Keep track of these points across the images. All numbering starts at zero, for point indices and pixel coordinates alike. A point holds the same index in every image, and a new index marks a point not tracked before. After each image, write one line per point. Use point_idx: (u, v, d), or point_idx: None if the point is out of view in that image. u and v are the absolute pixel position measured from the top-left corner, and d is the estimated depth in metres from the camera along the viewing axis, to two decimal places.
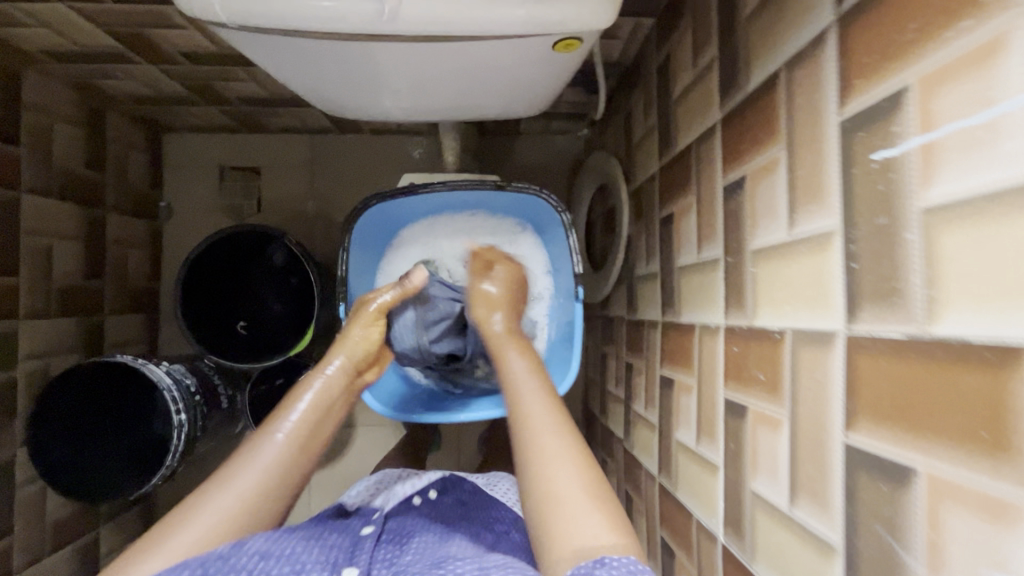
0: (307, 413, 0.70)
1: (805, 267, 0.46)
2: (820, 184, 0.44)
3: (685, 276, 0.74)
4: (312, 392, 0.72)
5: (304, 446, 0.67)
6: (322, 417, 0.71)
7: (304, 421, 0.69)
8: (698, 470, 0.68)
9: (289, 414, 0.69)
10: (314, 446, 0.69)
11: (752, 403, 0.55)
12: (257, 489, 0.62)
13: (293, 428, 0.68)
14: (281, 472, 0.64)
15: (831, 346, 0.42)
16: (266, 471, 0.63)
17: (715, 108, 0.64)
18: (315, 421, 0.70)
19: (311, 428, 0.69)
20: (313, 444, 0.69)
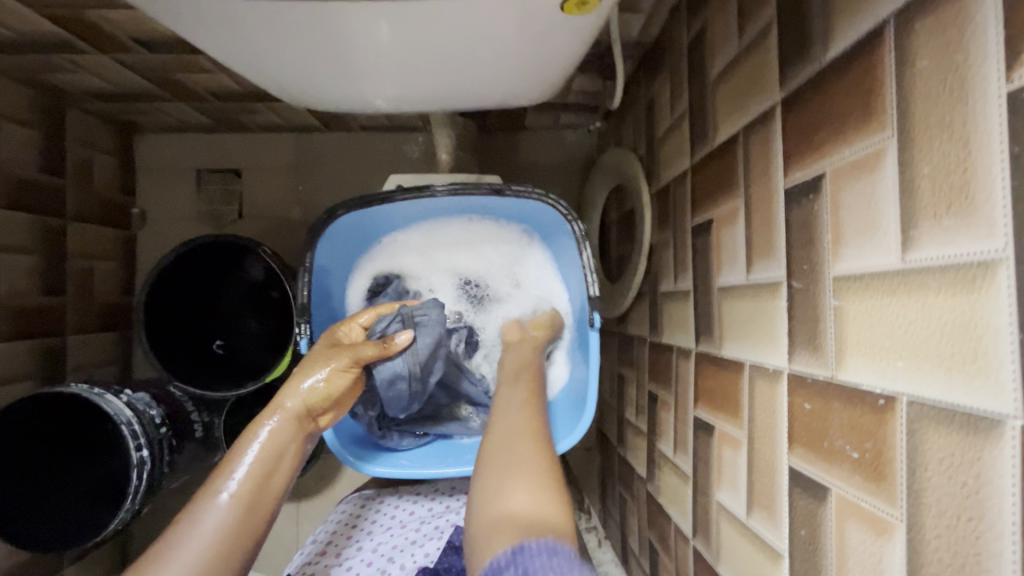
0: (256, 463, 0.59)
1: (934, 310, 0.31)
2: (965, 189, 0.29)
3: (728, 300, 0.59)
4: (260, 441, 0.60)
5: (257, 502, 0.57)
6: (276, 464, 0.60)
7: (253, 473, 0.58)
8: (749, 548, 0.53)
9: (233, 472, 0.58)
10: (270, 499, 0.58)
11: (833, 483, 0.40)
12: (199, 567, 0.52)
13: (239, 487, 0.57)
14: (230, 541, 0.54)
15: (994, 437, 0.27)
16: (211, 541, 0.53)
17: (772, 88, 0.50)
18: (268, 470, 0.59)
19: (265, 479, 0.58)
20: (268, 498, 0.58)
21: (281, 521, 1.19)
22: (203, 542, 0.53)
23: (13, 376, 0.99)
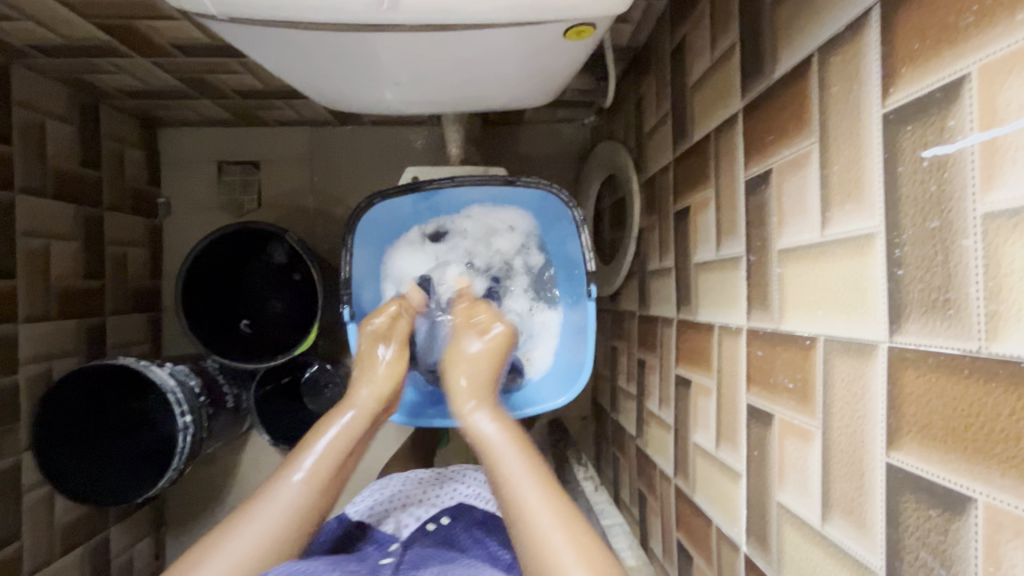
0: (331, 455, 0.61)
1: (840, 271, 0.43)
2: (858, 182, 0.40)
3: (703, 273, 0.71)
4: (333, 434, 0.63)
5: (323, 488, 0.60)
6: (347, 453, 0.63)
7: (325, 460, 0.61)
8: (717, 475, 0.65)
9: (308, 454, 0.61)
10: (334, 488, 0.61)
11: (778, 410, 0.52)
12: (271, 535, 0.55)
13: (313, 468, 0.60)
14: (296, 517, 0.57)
15: (871, 357, 0.39)
16: (285, 513, 0.57)
17: (736, 98, 0.61)
18: (338, 463, 0.62)
19: (336, 470, 0.61)
20: (333, 489, 0.61)
21: None
22: (276, 514, 0.56)
23: (63, 352, 1.10)
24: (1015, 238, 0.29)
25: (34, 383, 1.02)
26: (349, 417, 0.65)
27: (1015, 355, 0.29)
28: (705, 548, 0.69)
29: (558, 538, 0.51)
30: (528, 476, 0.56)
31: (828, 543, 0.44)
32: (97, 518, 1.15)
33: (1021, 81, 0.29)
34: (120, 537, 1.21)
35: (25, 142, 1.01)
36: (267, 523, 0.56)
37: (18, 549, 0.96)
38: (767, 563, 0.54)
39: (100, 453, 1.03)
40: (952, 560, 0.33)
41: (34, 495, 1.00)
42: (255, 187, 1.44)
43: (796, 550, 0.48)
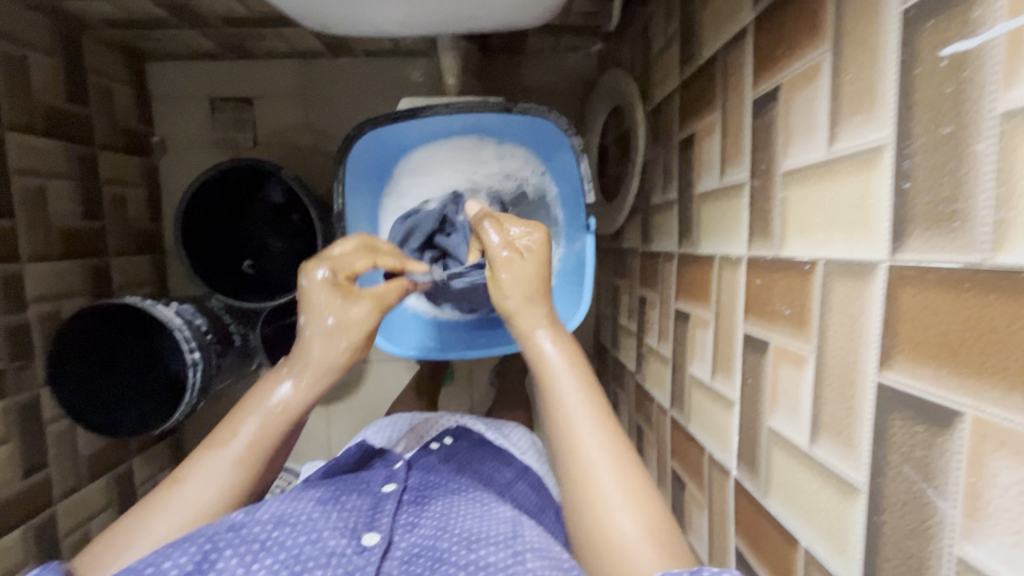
0: (277, 421, 0.59)
1: (845, 189, 0.41)
2: (871, 90, 0.37)
3: (706, 204, 0.68)
4: (273, 405, 0.59)
5: (260, 463, 0.57)
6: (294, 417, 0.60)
7: (262, 431, 0.58)
8: (711, 404, 0.66)
9: (242, 428, 0.57)
10: (276, 458, 0.59)
11: (773, 337, 0.51)
12: (211, 502, 0.54)
13: (251, 442, 0.57)
14: (238, 483, 0.56)
15: (871, 277, 0.38)
16: (220, 493, 0.55)
17: (747, 8, 0.56)
18: (279, 438, 0.59)
19: (277, 444, 0.58)
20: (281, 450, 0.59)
21: (314, 420, 1.28)
22: (210, 489, 0.54)
23: (70, 291, 1.11)
24: None
25: (45, 322, 1.04)
26: (288, 389, 0.60)
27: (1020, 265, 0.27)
28: (697, 473, 0.70)
29: (593, 445, 0.52)
30: (579, 401, 0.56)
31: (814, 464, 0.44)
32: (119, 450, 1.21)
33: None
34: (141, 468, 1.27)
35: (9, 76, 0.97)
36: (205, 496, 0.54)
37: (47, 476, 1.01)
38: (755, 486, 0.55)
39: (115, 389, 1.05)
40: (934, 473, 0.33)
41: (55, 427, 1.04)
42: (251, 123, 1.38)
43: (783, 471, 0.49)
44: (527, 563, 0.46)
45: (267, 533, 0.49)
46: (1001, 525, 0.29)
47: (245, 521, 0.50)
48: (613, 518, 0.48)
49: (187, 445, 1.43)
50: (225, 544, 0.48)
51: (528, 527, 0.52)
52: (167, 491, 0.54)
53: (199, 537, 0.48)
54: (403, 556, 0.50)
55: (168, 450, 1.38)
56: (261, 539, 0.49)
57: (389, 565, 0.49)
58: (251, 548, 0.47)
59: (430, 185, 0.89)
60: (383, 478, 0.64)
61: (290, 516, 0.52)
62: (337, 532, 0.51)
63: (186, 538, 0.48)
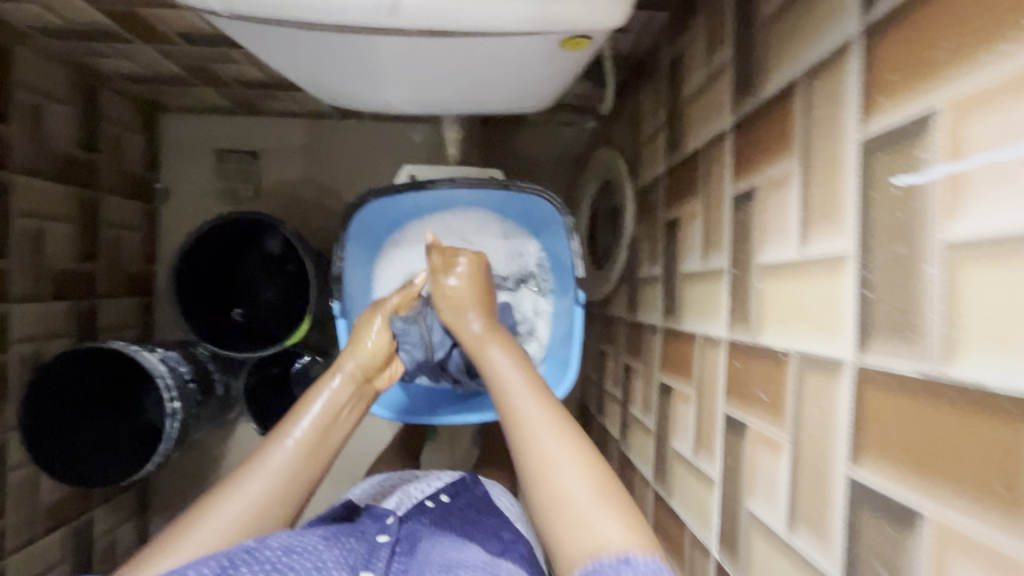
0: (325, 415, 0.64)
1: (814, 290, 0.44)
2: (835, 205, 0.42)
3: (688, 283, 0.72)
4: (321, 401, 0.65)
5: (316, 446, 0.62)
6: (339, 413, 0.66)
7: (321, 422, 0.63)
8: (693, 481, 0.67)
9: (300, 419, 0.63)
10: (330, 446, 0.64)
11: (752, 421, 0.53)
12: (266, 496, 0.57)
13: (303, 433, 0.62)
14: (295, 470, 0.60)
15: (839, 373, 0.40)
16: (282, 474, 0.59)
17: (725, 114, 0.62)
18: (331, 423, 0.64)
19: (328, 431, 0.64)
20: (328, 447, 0.63)
21: None
22: (275, 471, 0.59)
23: (54, 333, 1.10)
24: (974, 269, 0.30)
25: (24, 364, 1.02)
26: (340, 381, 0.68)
27: (967, 380, 0.30)
28: (679, 551, 0.70)
29: (547, 439, 0.54)
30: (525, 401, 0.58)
31: (791, 552, 0.45)
32: (82, 500, 1.15)
33: (989, 118, 0.30)
34: (101, 520, 1.21)
35: (24, 124, 1.01)
36: (265, 483, 0.58)
37: (1, 528, 0.96)
38: (735, 569, 0.55)
39: (85, 436, 1.02)
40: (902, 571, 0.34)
41: (19, 475, 1.00)
42: (255, 175, 1.41)
43: (762, 557, 0.50)
44: None
45: (278, 557, 0.49)
46: None
47: (257, 547, 0.50)
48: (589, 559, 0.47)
49: (153, 496, 1.37)
50: (239, 564, 0.47)
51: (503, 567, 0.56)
52: (237, 475, 0.59)
53: (219, 556, 0.48)
54: None
55: (133, 500, 1.32)
56: (271, 561, 0.49)
57: None
58: (264, 569, 0.47)
59: (427, 249, 0.93)
60: (377, 529, 0.63)
61: (296, 545, 0.52)
62: (340, 566, 0.52)
63: (202, 558, 0.47)
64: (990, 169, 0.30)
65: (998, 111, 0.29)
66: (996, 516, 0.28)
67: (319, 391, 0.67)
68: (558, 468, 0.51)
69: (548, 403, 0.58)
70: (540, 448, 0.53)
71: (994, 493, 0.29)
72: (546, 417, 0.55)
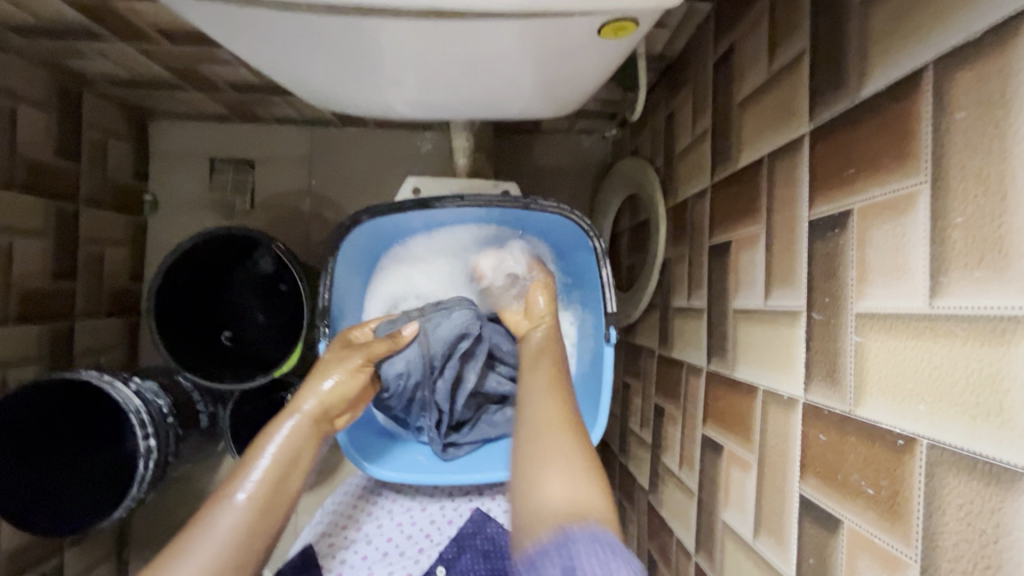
0: (281, 460, 0.59)
1: (958, 360, 0.32)
2: (999, 244, 0.30)
3: (743, 323, 0.60)
4: (277, 445, 0.59)
5: (270, 502, 0.57)
6: (295, 458, 0.60)
7: (275, 472, 0.58)
8: (753, 569, 0.54)
9: (251, 471, 0.57)
10: (284, 499, 0.58)
11: (847, 517, 0.41)
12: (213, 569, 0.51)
13: (257, 488, 0.56)
14: (247, 533, 0.54)
15: (1017, 489, 0.28)
16: (233, 540, 0.53)
17: (799, 119, 0.50)
18: (285, 471, 0.59)
19: (283, 481, 0.58)
20: (282, 500, 0.58)
21: None
22: (222, 538, 0.53)
23: (23, 359, 1.00)
24: None
25: None
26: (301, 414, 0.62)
27: None
28: None
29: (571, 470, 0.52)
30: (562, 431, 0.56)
31: None
32: (51, 542, 1.05)
33: None
34: (72, 563, 1.10)
35: None
36: (212, 554, 0.52)
37: None
38: None
39: (49, 477, 0.92)
40: None
41: None
42: (249, 185, 1.31)
43: None
44: None
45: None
46: None
47: None
48: None
49: (134, 532, 1.26)
50: None
51: None
52: (177, 546, 0.52)
53: None
54: None
55: (111, 538, 1.21)
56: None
57: None
58: None
59: (440, 266, 0.82)
60: None
61: None
62: None
63: None
64: None
65: None
66: None
67: (270, 438, 0.60)
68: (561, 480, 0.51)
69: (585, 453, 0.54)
70: (547, 472, 0.52)
71: None
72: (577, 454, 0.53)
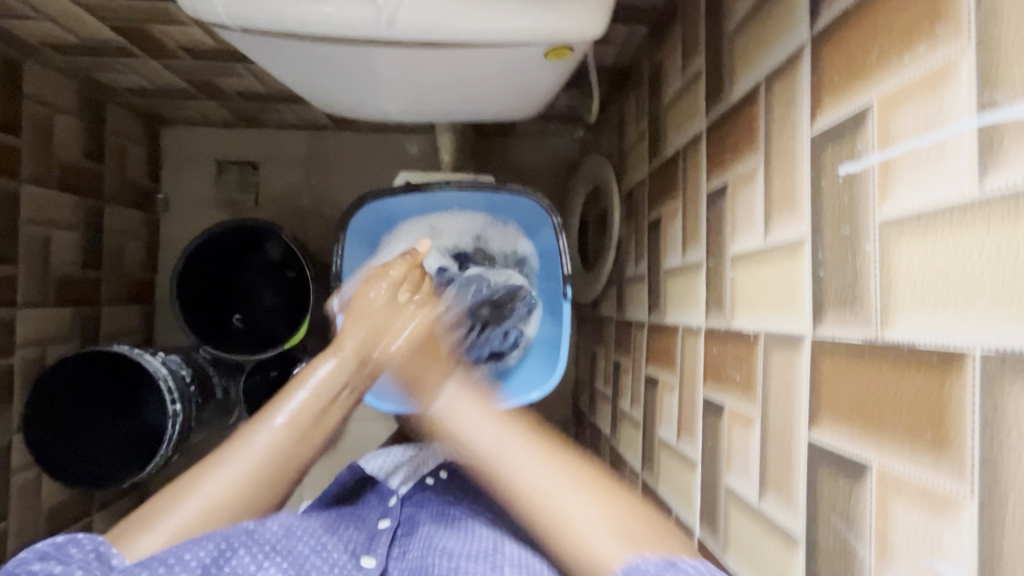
0: (309, 402, 0.62)
1: (777, 272, 0.48)
2: (793, 195, 0.46)
3: (670, 278, 0.76)
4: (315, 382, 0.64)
5: (306, 428, 0.61)
6: (326, 399, 0.63)
7: (308, 405, 0.62)
8: (678, 465, 0.70)
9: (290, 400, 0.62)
10: (319, 431, 0.62)
11: (728, 401, 0.57)
12: (254, 474, 0.57)
13: (293, 414, 0.61)
14: (283, 450, 0.59)
15: (799, 347, 0.44)
16: (272, 452, 0.59)
17: (699, 118, 0.67)
18: (319, 407, 0.62)
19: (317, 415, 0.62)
20: (317, 432, 0.62)
21: None
22: (263, 450, 0.58)
23: (58, 338, 1.13)
24: (904, 242, 0.34)
25: (28, 367, 1.05)
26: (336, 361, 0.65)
27: (901, 340, 0.34)
28: None
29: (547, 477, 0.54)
30: (484, 425, 0.59)
31: (763, 517, 0.49)
32: (82, 504, 1.17)
33: (910, 110, 0.34)
34: (99, 525, 1.22)
35: (33, 135, 1.05)
36: (252, 460, 0.58)
37: (4, 529, 0.97)
38: (715, 543, 0.58)
39: (85, 440, 1.04)
40: (853, 520, 0.38)
41: (21, 476, 1.02)
42: (254, 185, 1.45)
43: (738, 528, 0.53)
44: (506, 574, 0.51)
45: (278, 538, 0.52)
46: (904, 564, 0.34)
47: (257, 527, 0.52)
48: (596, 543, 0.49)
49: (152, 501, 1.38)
50: (239, 545, 0.49)
51: (508, 544, 0.58)
52: (225, 451, 0.58)
53: (216, 536, 0.49)
54: None
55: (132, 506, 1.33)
56: (271, 542, 0.52)
57: None
58: (265, 549, 0.50)
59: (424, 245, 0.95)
60: (378, 514, 0.66)
61: (297, 529, 0.55)
62: (338, 553, 0.55)
63: (202, 537, 0.49)
64: (913, 154, 0.34)
65: (916, 105, 0.34)
66: (927, 457, 0.32)
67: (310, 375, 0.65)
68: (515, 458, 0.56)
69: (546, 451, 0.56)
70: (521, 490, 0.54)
71: (924, 438, 0.32)
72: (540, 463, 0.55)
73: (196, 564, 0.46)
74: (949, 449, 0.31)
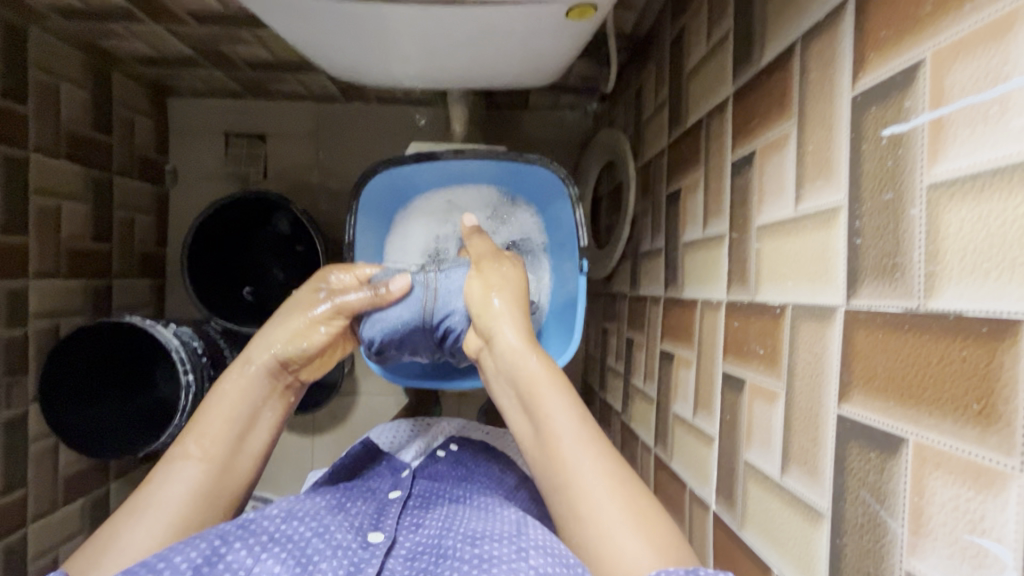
0: (238, 406, 0.63)
1: (808, 242, 0.46)
2: (829, 161, 0.44)
3: (689, 252, 0.74)
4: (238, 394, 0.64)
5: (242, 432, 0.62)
6: (258, 403, 0.65)
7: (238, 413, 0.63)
8: (693, 441, 0.69)
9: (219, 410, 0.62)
10: (255, 433, 0.63)
11: (749, 376, 0.56)
12: (202, 483, 0.57)
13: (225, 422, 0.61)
14: (224, 454, 0.60)
15: (831, 319, 0.43)
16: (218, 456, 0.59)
17: (725, 84, 0.64)
18: (252, 410, 0.64)
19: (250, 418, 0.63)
20: (253, 435, 0.63)
21: (298, 449, 1.26)
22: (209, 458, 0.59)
23: (71, 310, 1.13)
24: (954, 206, 0.33)
25: (43, 338, 1.05)
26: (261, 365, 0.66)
27: (947, 309, 0.33)
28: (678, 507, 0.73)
29: (570, 453, 0.54)
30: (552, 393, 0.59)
31: (784, 492, 0.48)
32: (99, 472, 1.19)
33: (969, 63, 0.32)
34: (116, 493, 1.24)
35: (40, 104, 1.03)
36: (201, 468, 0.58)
37: (25, 495, 0.99)
38: (732, 518, 0.58)
39: (100, 410, 1.05)
40: (885, 494, 0.37)
41: (39, 445, 1.03)
42: (262, 157, 1.44)
43: (757, 503, 0.53)
44: (531, 559, 0.47)
45: (274, 527, 0.53)
46: (940, 539, 0.33)
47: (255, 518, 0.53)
48: (613, 533, 0.49)
49: None
50: (235, 538, 0.50)
51: (533, 528, 0.54)
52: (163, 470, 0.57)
53: (208, 535, 0.49)
54: (407, 553, 0.54)
55: None
56: (268, 531, 0.52)
57: (395, 560, 0.53)
58: (260, 540, 0.50)
59: (437, 218, 0.94)
60: (389, 484, 0.68)
61: (297, 511, 0.56)
62: (343, 529, 0.56)
63: (194, 535, 0.49)
64: (970, 112, 0.32)
65: (977, 57, 0.31)
66: (973, 429, 0.31)
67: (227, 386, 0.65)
68: (562, 440, 0.55)
69: (583, 427, 0.56)
70: (558, 453, 0.55)
71: (970, 410, 0.31)
72: (576, 432, 0.56)
73: (185, 566, 0.46)
74: (998, 423, 0.29)
